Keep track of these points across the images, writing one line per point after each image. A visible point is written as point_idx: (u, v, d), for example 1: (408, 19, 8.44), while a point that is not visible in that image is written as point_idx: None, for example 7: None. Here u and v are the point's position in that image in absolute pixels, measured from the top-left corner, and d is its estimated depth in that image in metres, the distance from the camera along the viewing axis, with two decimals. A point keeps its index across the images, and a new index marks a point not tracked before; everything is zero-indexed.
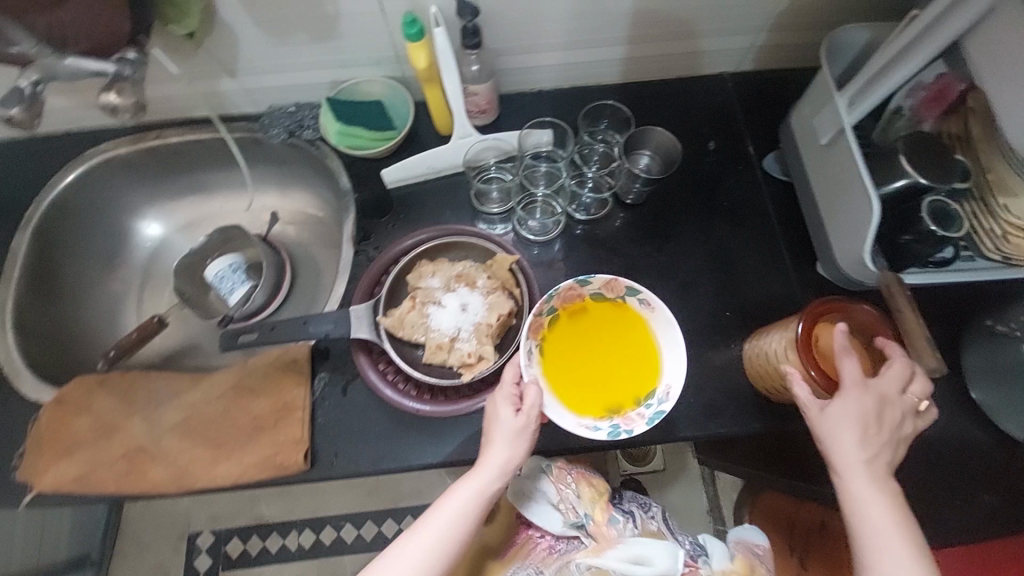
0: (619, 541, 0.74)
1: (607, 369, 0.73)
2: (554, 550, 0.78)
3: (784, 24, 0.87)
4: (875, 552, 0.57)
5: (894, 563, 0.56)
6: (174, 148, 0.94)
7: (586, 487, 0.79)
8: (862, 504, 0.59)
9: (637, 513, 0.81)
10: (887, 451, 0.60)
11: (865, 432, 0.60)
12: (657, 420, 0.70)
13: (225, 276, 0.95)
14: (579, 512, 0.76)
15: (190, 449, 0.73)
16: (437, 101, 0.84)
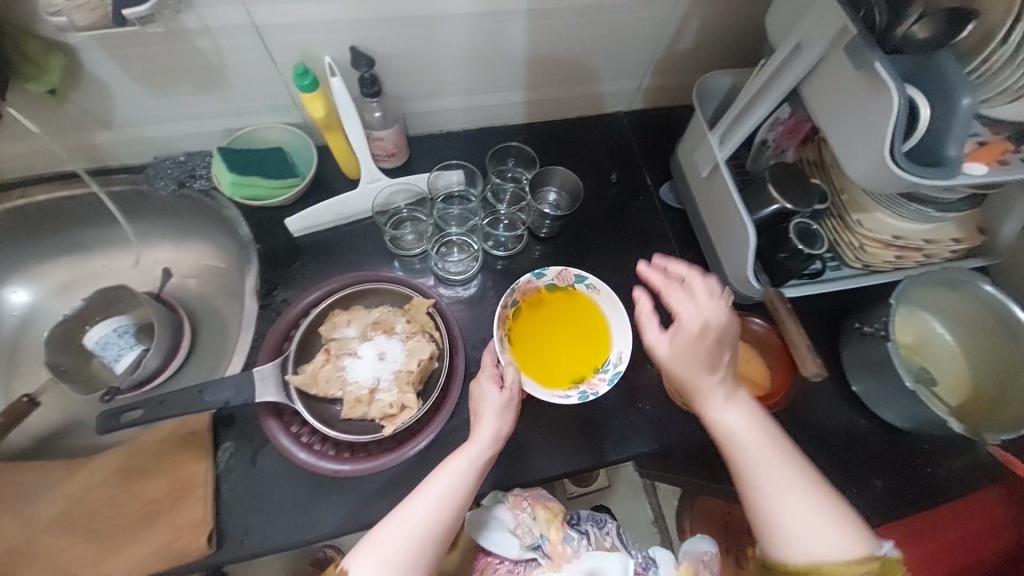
0: (575, 558, 0.75)
1: (567, 345, 0.80)
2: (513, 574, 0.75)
3: (662, 69, 0.97)
4: (753, 468, 0.59)
5: (767, 472, 0.59)
6: (41, 206, 0.84)
7: (542, 508, 0.78)
8: (728, 437, 0.61)
9: (591, 531, 0.81)
10: (726, 376, 0.62)
11: (705, 355, 0.61)
12: (616, 381, 0.77)
13: (109, 343, 0.86)
14: (534, 534, 0.76)
15: (65, 550, 0.62)
16: (340, 147, 0.83)
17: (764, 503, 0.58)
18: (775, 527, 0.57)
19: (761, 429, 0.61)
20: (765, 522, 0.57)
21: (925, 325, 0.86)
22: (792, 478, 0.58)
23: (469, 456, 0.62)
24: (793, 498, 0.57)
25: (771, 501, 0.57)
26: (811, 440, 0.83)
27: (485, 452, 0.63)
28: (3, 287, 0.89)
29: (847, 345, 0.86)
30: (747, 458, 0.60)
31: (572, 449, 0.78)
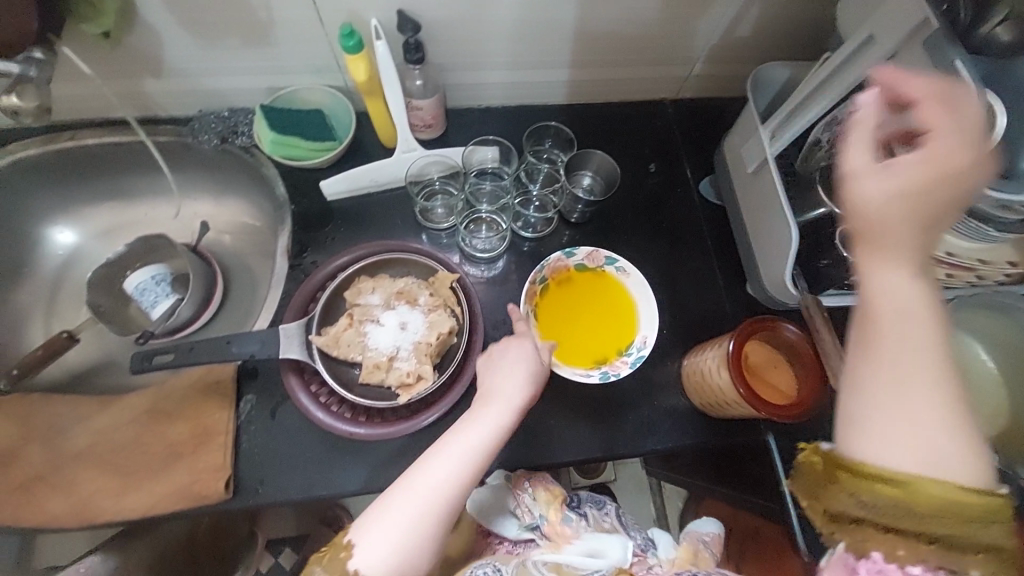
0: (575, 538, 0.73)
1: (592, 326, 0.80)
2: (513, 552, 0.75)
3: (715, 57, 0.92)
4: (883, 353, 0.44)
5: (898, 369, 0.43)
6: (90, 151, 0.87)
7: (543, 490, 0.77)
8: (879, 306, 0.44)
9: (591, 513, 0.79)
10: (929, 241, 0.44)
11: (909, 203, 0.43)
12: (639, 364, 0.77)
13: (147, 289, 0.88)
14: (534, 515, 0.75)
15: (93, 480, 0.66)
16: (380, 113, 0.83)
17: (876, 405, 0.43)
18: (869, 425, 0.43)
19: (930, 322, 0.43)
20: (869, 423, 0.43)
21: None
22: (932, 394, 0.42)
23: (473, 435, 0.60)
24: (924, 415, 0.42)
25: (886, 406, 0.43)
26: None
27: (505, 423, 0.61)
28: (50, 225, 0.93)
29: None
30: (891, 345, 0.44)
31: (583, 437, 0.78)
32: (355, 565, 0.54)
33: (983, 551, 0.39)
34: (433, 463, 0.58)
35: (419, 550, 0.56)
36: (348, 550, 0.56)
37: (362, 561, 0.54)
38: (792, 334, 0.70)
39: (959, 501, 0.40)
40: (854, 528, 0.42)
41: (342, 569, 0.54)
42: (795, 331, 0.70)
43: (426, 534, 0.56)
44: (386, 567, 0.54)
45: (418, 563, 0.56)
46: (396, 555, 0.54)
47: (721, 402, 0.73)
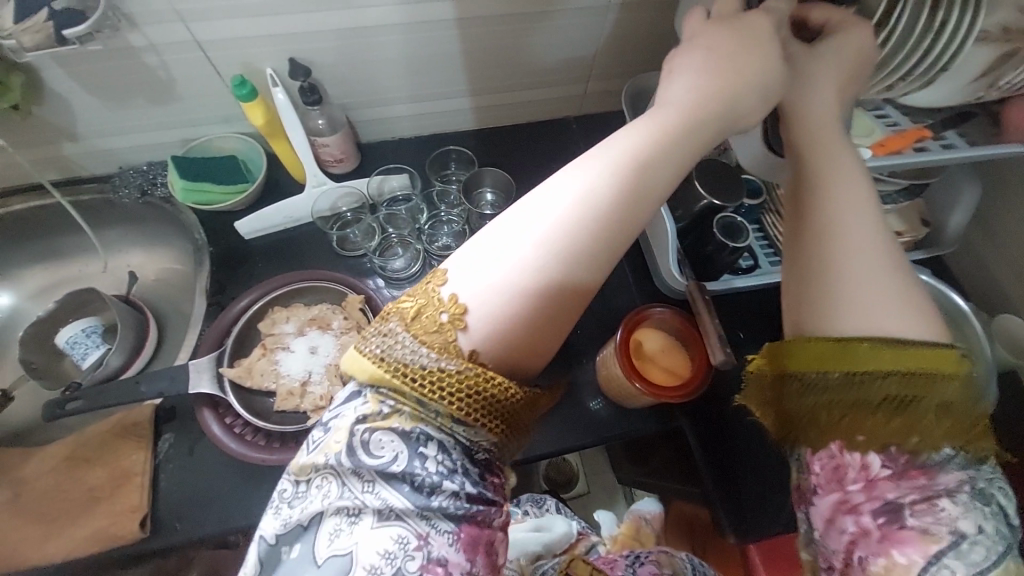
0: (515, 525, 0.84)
1: None
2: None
3: (605, 74, 1.00)
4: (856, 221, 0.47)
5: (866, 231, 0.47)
6: (16, 215, 0.91)
7: None
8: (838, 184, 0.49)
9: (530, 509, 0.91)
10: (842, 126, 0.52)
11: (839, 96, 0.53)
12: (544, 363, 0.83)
13: (77, 341, 0.92)
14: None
15: (11, 533, 0.67)
16: (286, 152, 0.89)
17: (852, 269, 0.45)
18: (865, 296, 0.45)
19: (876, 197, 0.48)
20: (842, 290, 0.45)
21: None
22: (893, 253, 0.46)
23: (625, 142, 0.46)
24: (886, 268, 0.45)
25: (858, 267, 0.45)
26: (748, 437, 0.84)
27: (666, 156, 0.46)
28: None
29: None
30: (838, 213, 0.47)
31: None
32: (467, 344, 0.43)
33: (936, 414, 0.43)
34: (547, 190, 0.45)
35: (538, 318, 0.44)
36: (453, 318, 0.43)
37: (472, 340, 0.43)
38: (677, 318, 0.76)
39: (910, 365, 0.43)
40: (800, 427, 0.48)
41: (444, 348, 0.43)
42: (677, 314, 0.76)
43: (547, 293, 0.44)
44: (492, 332, 0.43)
45: (526, 335, 0.44)
46: (500, 324, 0.43)
47: (624, 393, 0.77)
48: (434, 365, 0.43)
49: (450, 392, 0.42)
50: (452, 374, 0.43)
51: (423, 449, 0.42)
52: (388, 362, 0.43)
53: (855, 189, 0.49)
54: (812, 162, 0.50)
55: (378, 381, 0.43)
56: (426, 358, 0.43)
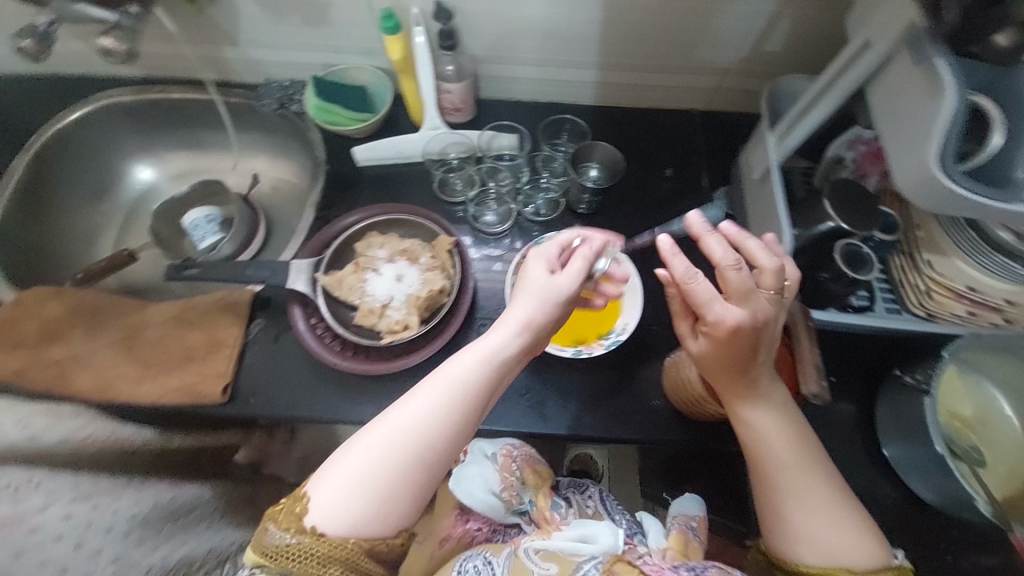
0: (562, 525, 0.78)
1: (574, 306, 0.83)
2: (494, 538, 0.83)
3: (745, 71, 0.94)
4: (780, 467, 0.62)
5: (785, 470, 0.62)
6: (174, 102, 1.02)
7: (530, 472, 0.84)
8: (766, 436, 0.63)
9: (572, 497, 0.86)
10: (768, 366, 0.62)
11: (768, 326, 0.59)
12: (614, 347, 0.80)
13: (199, 226, 1.01)
14: (522, 499, 0.82)
15: (119, 366, 0.76)
16: (412, 92, 0.92)
17: (785, 514, 0.62)
18: (801, 530, 0.61)
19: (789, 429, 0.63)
20: (783, 526, 0.62)
21: (990, 401, 0.77)
22: (823, 489, 0.62)
23: (455, 368, 0.60)
24: (816, 504, 0.61)
25: (785, 505, 0.62)
26: None
27: (483, 374, 0.60)
28: (134, 163, 1.08)
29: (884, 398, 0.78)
30: (775, 465, 0.62)
31: (555, 414, 0.80)
32: (311, 522, 0.55)
33: None
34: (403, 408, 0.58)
35: (393, 503, 0.56)
36: (304, 507, 0.56)
37: (318, 517, 0.55)
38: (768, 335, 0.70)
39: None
40: None
41: (297, 527, 0.55)
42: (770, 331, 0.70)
43: (398, 479, 0.56)
44: (346, 517, 0.55)
45: (382, 520, 0.56)
46: (357, 510, 0.55)
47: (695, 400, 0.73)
48: (295, 540, 0.54)
49: (308, 559, 0.54)
50: (303, 547, 0.54)
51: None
52: (268, 547, 0.55)
53: (778, 435, 0.63)
54: (747, 430, 0.63)
55: (262, 563, 0.55)
56: (285, 540, 0.54)
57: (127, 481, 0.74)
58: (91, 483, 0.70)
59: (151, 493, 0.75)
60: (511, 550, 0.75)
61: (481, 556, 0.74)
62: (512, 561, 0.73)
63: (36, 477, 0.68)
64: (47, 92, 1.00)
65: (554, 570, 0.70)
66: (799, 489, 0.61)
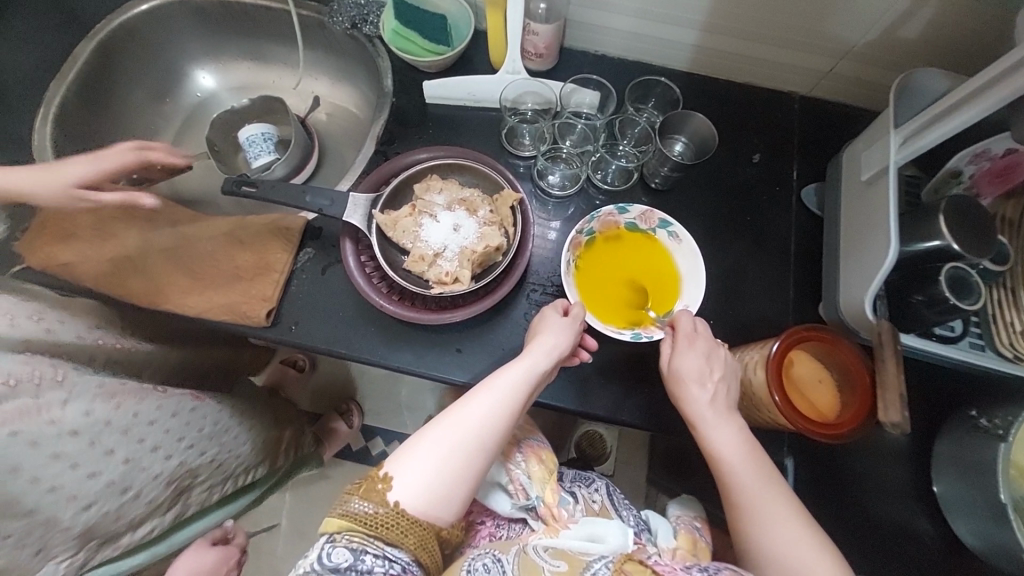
0: (571, 523, 0.76)
1: (632, 286, 0.76)
2: (495, 537, 0.81)
3: (867, 57, 0.83)
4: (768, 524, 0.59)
5: (782, 527, 0.58)
6: (244, 8, 0.96)
7: (537, 466, 0.80)
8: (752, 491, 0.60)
9: (581, 493, 0.84)
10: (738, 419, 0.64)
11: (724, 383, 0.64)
12: None
13: (255, 142, 0.99)
14: (529, 495, 0.77)
15: (171, 274, 0.77)
16: (497, 26, 0.83)
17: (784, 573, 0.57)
18: None
19: (766, 473, 0.61)
20: None
21: None
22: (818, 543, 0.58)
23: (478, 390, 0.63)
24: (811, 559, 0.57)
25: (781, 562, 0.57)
26: (841, 506, 0.75)
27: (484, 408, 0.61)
28: (196, 67, 1.05)
29: (947, 435, 0.72)
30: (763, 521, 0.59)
31: (593, 395, 0.76)
32: (395, 497, 0.57)
33: None
34: (432, 432, 0.60)
35: (450, 494, 0.58)
36: (386, 483, 0.57)
37: (401, 494, 0.57)
38: (850, 351, 0.63)
39: None
40: None
41: (380, 499, 0.56)
42: (853, 347, 0.63)
43: (453, 475, 0.59)
44: (426, 500, 0.57)
45: (454, 500, 0.59)
46: (432, 498, 0.58)
47: (744, 398, 0.69)
48: (370, 510, 0.56)
49: (389, 527, 0.56)
50: (381, 517, 0.56)
51: (361, 561, 0.54)
52: (349, 514, 0.56)
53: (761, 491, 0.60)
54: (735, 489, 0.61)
55: (341, 530, 0.55)
56: (367, 508, 0.56)
57: (147, 386, 0.70)
58: (116, 380, 0.67)
59: (175, 400, 0.73)
60: (519, 547, 0.73)
61: (490, 555, 0.71)
62: (522, 559, 0.71)
63: (64, 370, 0.63)
64: None
65: (563, 567, 0.69)
66: (790, 544, 0.57)
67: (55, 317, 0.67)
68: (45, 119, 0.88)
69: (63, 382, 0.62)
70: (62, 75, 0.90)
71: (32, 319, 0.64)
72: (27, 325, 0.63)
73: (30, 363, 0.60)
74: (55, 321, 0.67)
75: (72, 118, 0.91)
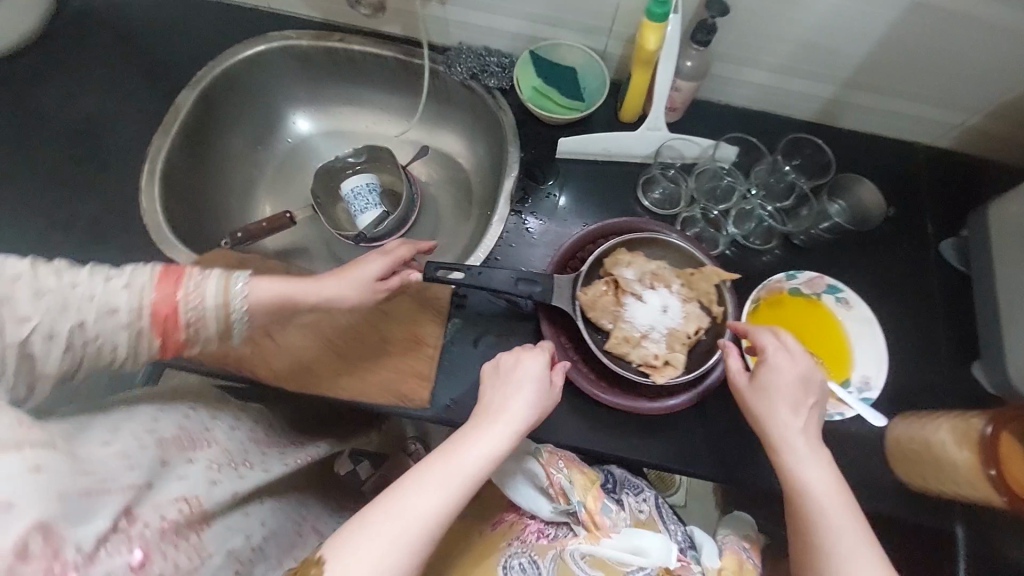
0: (613, 532, 0.70)
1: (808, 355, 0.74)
2: (544, 535, 0.71)
3: (1003, 114, 0.83)
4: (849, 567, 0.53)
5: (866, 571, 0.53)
6: (351, 55, 0.91)
7: (578, 472, 0.73)
8: (832, 527, 0.55)
9: (627, 500, 0.77)
10: (817, 450, 0.60)
11: (796, 408, 0.61)
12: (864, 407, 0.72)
13: (361, 194, 0.93)
14: (570, 499, 0.69)
15: (314, 349, 0.73)
16: (639, 84, 0.80)
17: None
18: None
19: (849, 511, 0.56)
20: None
21: None
22: None
23: (465, 445, 0.55)
24: None
25: None
26: None
27: (467, 468, 0.53)
28: (293, 112, 0.98)
29: None
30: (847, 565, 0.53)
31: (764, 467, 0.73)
32: None
33: None
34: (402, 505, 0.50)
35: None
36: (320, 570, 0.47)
37: None
38: None
39: None
40: None
41: None
42: None
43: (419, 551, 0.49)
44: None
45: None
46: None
47: (926, 458, 0.67)
48: None
49: None
50: None
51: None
52: None
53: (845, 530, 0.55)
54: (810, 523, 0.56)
55: None
56: None
57: (298, 527, 0.68)
58: (282, 532, 0.65)
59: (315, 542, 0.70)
60: (555, 551, 0.68)
61: (527, 554, 0.68)
62: (557, 563, 0.67)
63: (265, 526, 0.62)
64: (218, 25, 0.90)
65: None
66: None
67: (258, 456, 0.65)
68: (151, 181, 0.81)
69: (258, 552, 0.60)
70: (165, 127, 0.83)
71: (245, 464, 0.62)
72: (220, 445, 0.60)
73: (246, 531, 0.59)
74: (239, 437, 0.64)
75: (176, 176, 0.84)
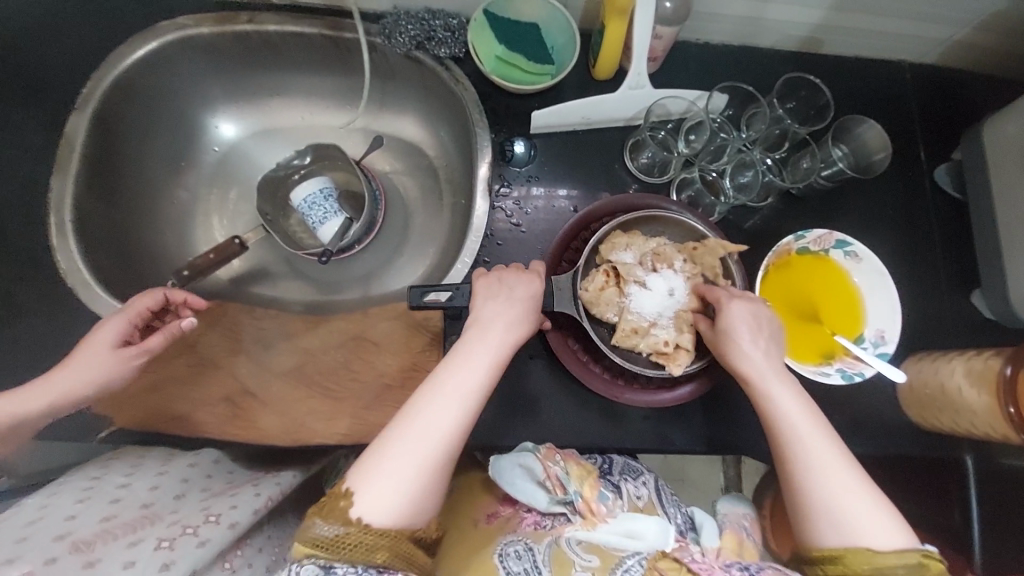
0: (610, 518, 0.66)
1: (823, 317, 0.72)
2: (541, 526, 0.66)
3: (998, 22, 0.77)
4: (813, 475, 0.54)
5: (830, 476, 0.54)
6: (268, 38, 0.75)
7: (574, 463, 0.68)
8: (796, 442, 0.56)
9: (626, 487, 0.72)
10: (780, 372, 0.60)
11: (757, 336, 0.60)
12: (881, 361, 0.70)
13: (316, 202, 0.80)
14: (567, 489, 0.65)
15: (304, 397, 0.69)
16: (615, 37, 0.69)
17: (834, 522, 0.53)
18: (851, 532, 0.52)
19: (818, 424, 0.57)
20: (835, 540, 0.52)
21: None
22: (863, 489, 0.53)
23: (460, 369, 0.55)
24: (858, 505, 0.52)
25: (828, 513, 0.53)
26: None
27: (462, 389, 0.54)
28: (212, 115, 0.83)
29: None
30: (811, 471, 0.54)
31: None
32: (357, 513, 0.48)
33: None
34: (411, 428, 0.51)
35: (424, 494, 0.50)
36: (349, 499, 0.49)
37: (364, 508, 0.48)
38: None
39: None
40: None
41: (342, 518, 0.48)
42: None
43: (432, 468, 0.51)
44: (395, 508, 0.49)
45: (431, 501, 0.51)
46: (405, 500, 0.49)
47: (940, 402, 0.68)
48: (336, 531, 0.48)
49: (354, 546, 0.47)
50: (345, 538, 0.47)
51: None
52: (313, 540, 0.48)
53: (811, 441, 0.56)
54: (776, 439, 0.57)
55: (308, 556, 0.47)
56: (329, 530, 0.48)
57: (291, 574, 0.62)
58: None
59: None
60: (552, 537, 0.64)
61: (523, 540, 0.63)
62: (554, 550, 0.62)
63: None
64: (94, 22, 0.73)
65: (596, 563, 0.60)
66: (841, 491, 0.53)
67: (222, 507, 0.56)
68: (62, 233, 0.68)
69: None
70: (61, 163, 0.69)
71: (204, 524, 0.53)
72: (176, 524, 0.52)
73: None
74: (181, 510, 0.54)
75: (90, 221, 0.72)
